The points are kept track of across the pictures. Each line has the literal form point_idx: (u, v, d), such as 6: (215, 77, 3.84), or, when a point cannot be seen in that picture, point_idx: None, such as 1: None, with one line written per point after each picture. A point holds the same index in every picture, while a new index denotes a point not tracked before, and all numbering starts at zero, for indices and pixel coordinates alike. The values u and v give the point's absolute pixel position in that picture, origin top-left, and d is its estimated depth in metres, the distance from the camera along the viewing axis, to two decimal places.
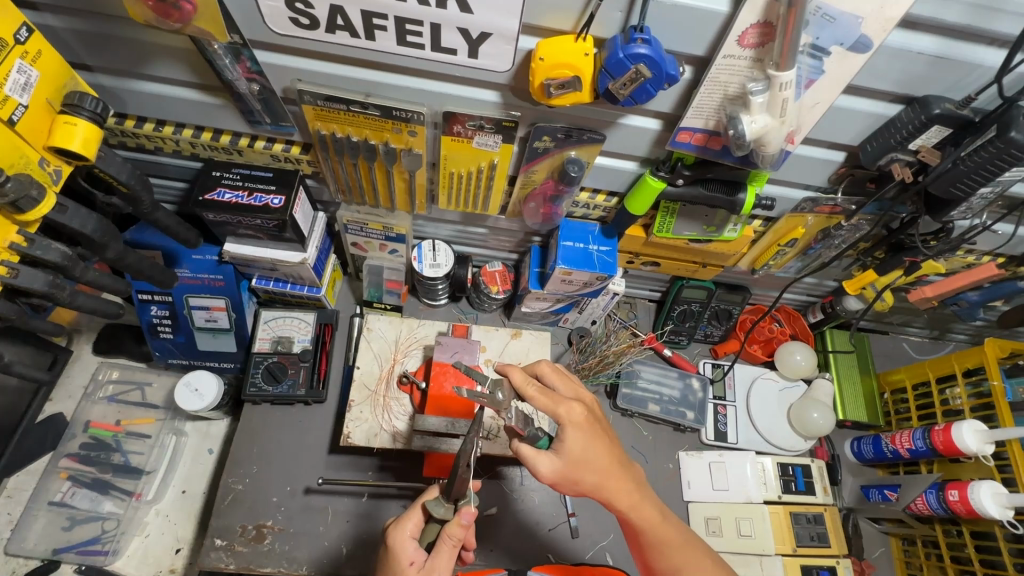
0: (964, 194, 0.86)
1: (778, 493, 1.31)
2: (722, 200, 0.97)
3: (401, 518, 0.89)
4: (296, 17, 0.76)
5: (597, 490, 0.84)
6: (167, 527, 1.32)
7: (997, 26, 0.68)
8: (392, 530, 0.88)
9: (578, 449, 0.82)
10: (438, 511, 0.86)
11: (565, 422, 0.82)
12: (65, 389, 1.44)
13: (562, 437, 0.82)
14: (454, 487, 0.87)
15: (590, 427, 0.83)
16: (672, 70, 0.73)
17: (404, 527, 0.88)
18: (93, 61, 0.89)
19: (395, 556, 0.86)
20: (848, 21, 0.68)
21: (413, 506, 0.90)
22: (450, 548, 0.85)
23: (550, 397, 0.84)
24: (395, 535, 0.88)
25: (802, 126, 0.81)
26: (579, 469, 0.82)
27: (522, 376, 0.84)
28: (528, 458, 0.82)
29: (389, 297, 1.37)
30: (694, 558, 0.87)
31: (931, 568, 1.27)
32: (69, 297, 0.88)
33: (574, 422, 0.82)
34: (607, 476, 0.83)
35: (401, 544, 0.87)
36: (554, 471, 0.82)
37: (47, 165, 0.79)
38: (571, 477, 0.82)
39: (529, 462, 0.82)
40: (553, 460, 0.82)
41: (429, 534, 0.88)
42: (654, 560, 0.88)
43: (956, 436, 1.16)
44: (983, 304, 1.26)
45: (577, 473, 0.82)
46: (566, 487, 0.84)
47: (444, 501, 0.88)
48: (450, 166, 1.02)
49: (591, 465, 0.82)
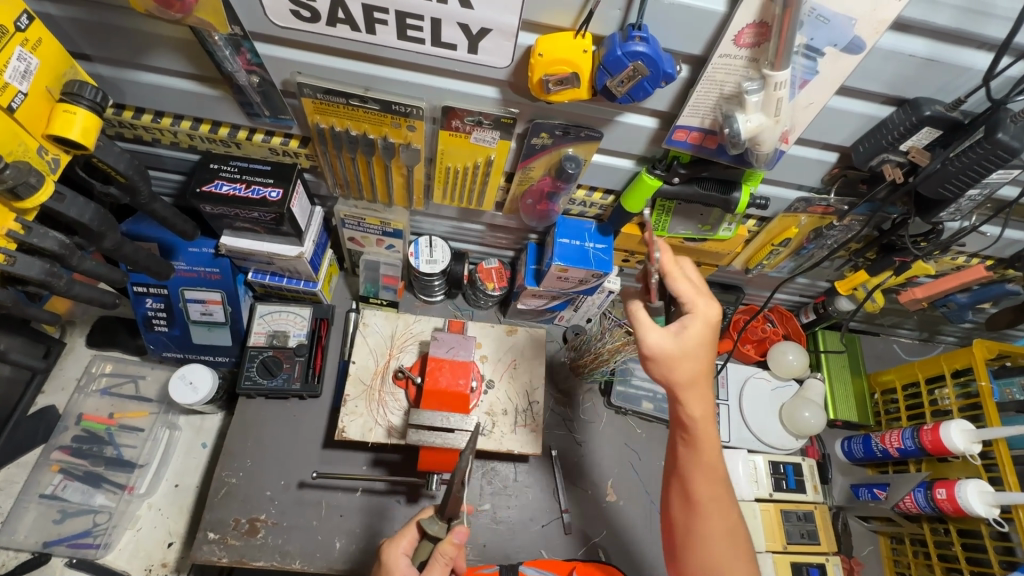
0: (953, 195, 0.87)
1: (769, 491, 1.32)
2: (717, 199, 0.98)
3: (395, 536, 0.91)
4: (298, 10, 0.76)
5: (676, 387, 0.88)
6: (159, 520, 1.32)
7: (985, 30, 0.70)
8: (387, 547, 0.90)
9: (676, 347, 0.86)
10: (432, 529, 0.87)
11: (701, 313, 0.87)
12: (58, 382, 1.43)
13: (687, 323, 0.87)
14: (449, 505, 0.87)
15: (713, 330, 0.88)
16: (669, 68, 0.74)
17: (398, 544, 0.89)
18: (93, 51, 0.89)
19: (388, 572, 0.88)
20: (842, 23, 0.69)
21: (408, 525, 0.91)
22: (440, 567, 0.86)
23: (695, 290, 0.89)
24: (389, 551, 0.90)
25: (796, 125, 0.82)
26: (680, 359, 0.87)
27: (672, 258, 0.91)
28: (643, 325, 0.88)
29: (386, 292, 1.36)
30: (718, 514, 0.89)
31: (919, 566, 1.29)
32: (65, 287, 0.88)
33: (706, 318, 0.87)
34: (698, 378, 0.88)
35: (394, 560, 0.88)
36: (661, 345, 0.87)
37: (45, 154, 0.79)
38: (670, 360, 0.87)
39: (642, 328, 0.87)
40: (666, 338, 0.87)
41: (421, 552, 0.88)
42: (691, 489, 0.90)
43: (944, 435, 1.17)
44: (971, 305, 1.27)
45: (677, 361, 0.87)
46: (659, 367, 0.88)
47: (437, 519, 0.89)
48: (448, 162, 1.03)
49: (696, 361, 0.87)
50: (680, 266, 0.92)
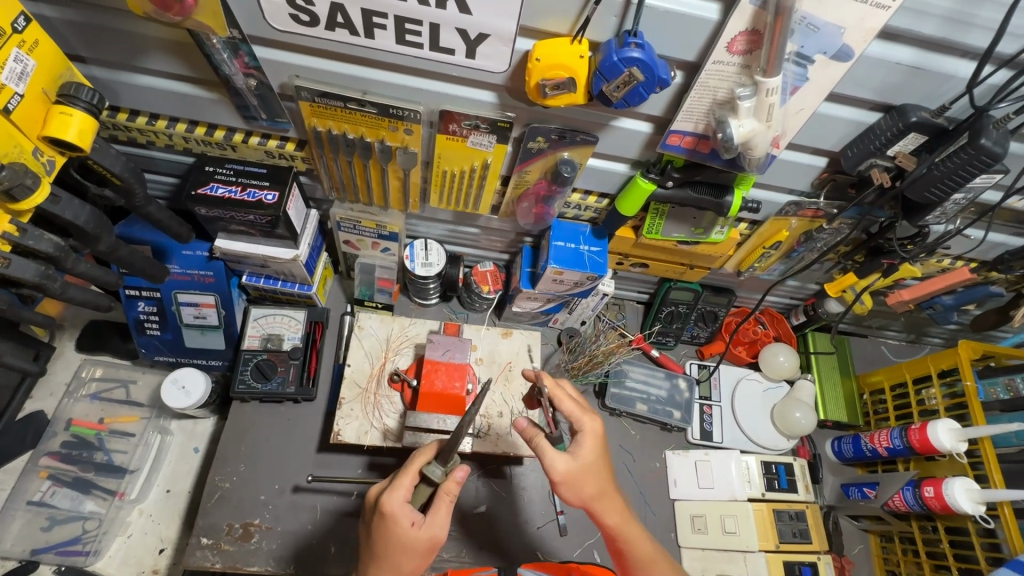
0: (938, 199, 0.90)
1: (761, 491, 1.34)
2: (709, 202, 1.00)
3: (392, 483, 0.87)
4: (297, 14, 0.77)
5: (591, 501, 0.90)
6: (151, 527, 1.31)
7: (968, 39, 0.72)
8: (385, 498, 0.86)
9: (563, 468, 0.88)
10: (436, 475, 0.85)
11: (586, 431, 0.90)
12: (47, 387, 1.42)
13: (579, 444, 0.90)
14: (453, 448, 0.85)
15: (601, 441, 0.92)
16: (664, 74, 0.76)
17: (398, 493, 0.85)
18: (89, 53, 0.89)
19: (393, 521, 0.85)
20: (831, 31, 0.71)
21: (407, 472, 0.87)
22: (446, 503, 0.87)
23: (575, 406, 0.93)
24: (390, 501, 0.85)
25: (787, 131, 0.84)
26: (586, 476, 0.89)
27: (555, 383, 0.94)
28: (545, 451, 0.88)
29: (381, 295, 1.37)
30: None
31: (908, 564, 1.30)
32: (59, 289, 0.88)
33: (592, 432, 0.91)
34: (604, 491, 0.90)
35: (398, 509, 0.85)
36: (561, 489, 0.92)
37: (40, 155, 0.78)
38: (577, 481, 0.88)
39: (546, 456, 0.88)
40: (569, 461, 0.88)
41: (421, 496, 0.87)
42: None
43: (931, 434, 1.20)
44: (957, 307, 1.30)
45: (583, 478, 0.88)
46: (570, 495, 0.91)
47: (438, 463, 0.86)
48: (444, 165, 1.04)
49: (597, 474, 0.89)
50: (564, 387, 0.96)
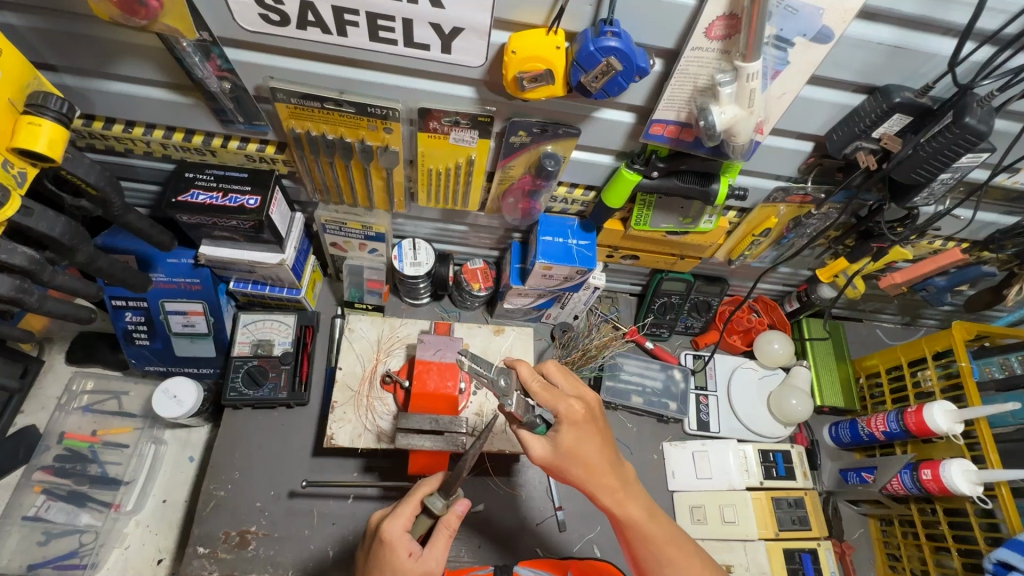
0: (925, 179, 0.89)
1: (759, 479, 1.34)
2: (696, 190, 0.99)
3: (393, 511, 0.87)
4: (267, 13, 0.75)
5: (582, 483, 0.87)
6: (148, 537, 1.30)
7: (949, 16, 0.71)
8: (386, 524, 0.85)
9: (540, 453, 0.87)
10: (436, 507, 0.86)
11: (564, 417, 0.86)
12: (38, 401, 1.40)
13: (558, 430, 0.86)
14: (455, 480, 0.86)
15: (583, 424, 0.87)
16: (642, 63, 0.74)
17: (398, 521, 0.85)
18: (58, 61, 0.87)
19: (391, 549, 0.84)
20: (810, 13, 0.70)
21: (408, 500, 0.87)
22: (446, 537, 0.86)
23: (551, 392, 0.87)
24: (390, 528, 0.85)
25: (770, 116, 0.83)
26: (568, 460, 0.86)
27: (529, 370, 0.87)
28: (526, 438, 0.88)
29: (371, 297, 1.36)
30: (682, 558, 0.88)
31: (909, 546, 1.30)
32: (37, 302, 0.87)
33: (572, 417, 0.86)
34: (594, 471, 0.87)
35: (396, 537, 0.84)
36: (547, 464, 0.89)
37: (10, 167, 0.76)
38: (558, 466, 0.86)
39: (525, 444, 0.88)
40: (547, 446, 0.87)
41: (421, 527, 0.87)
42: (642, 556, 0.89)
43: (927, 416, 1.20)
44: (950, 288, 1.29)
45: (567, 463, 0.86)
46: (556, 473, 0.89)
47: (440, 495, 0.88)
48: (427, 163, 1.02)
49: (581, 458, 0.86)
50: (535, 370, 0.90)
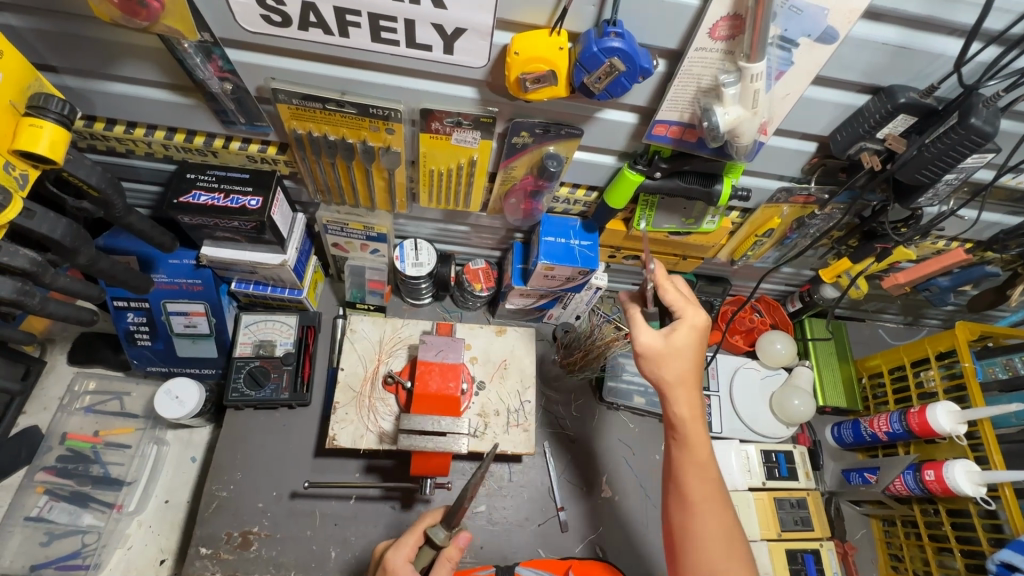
0: (930, 180, 0.88)
1: (762, 480, 1.33)
2: (699, 191, 0.99)
3: (397, 542, 0.88)
4: (269, 14, 0.75)
5: (669, 383, 0.92)
6: (150, 538, 1.30)
7: (954, 16, 0.70)
8: (388, 554, 0.86)
9: (644, 339, 0.93)
10: (438, 538, 0.85)
11: (685, 318, 0.93)
12: (40, 401, 1.40)
13: (680, 323, 0.93)
14: (459, 512, 0.85)
15: (700, 335, 0.93)
16: (646, 64, 0.74)
17: (401, 551, 0.86)
18: (59, 62, 0.87)
19: None
20: (814, 13, 0.69)
21: (412, 531, 0.88)
22: (447, 571, 0.86)
23: (686, 299, 0.95)
24: (393, 559, 0.85)
25: (773, 116, 0.83)
26: (671, 354, 0.92)
27: (663, 272, 0.96)
28: (636, 325, 0.94)
29: (372, 297, 1.37)
30: (727, 507, 0.88)
31: (911, 547, 1.30)
32: (39, 305, 0.86)
33: (693, 323, 0.93)
34: (687, 377, 0.92)
35: (398, 567, 0.84)
36: (649, 346, 0.92)
37: (12, 169, 0.76)
38: (659, 356, 0.92)
39: (636, 329, 0.94)
40: (655, 338, 0.92)
41: (423, 559, 0.86)
42: (691, 485, 0.89)
43: (931, 417, 1.19)
44: (953, 289, 1.29)
45: (667, 359, 0.92)
46: (646, 364, 0.93)
47: (443, 526, 0.87)
48: (429, 164, 1.02)
49: (683, 361, 0.92)
50: (670, 279, 0.98)
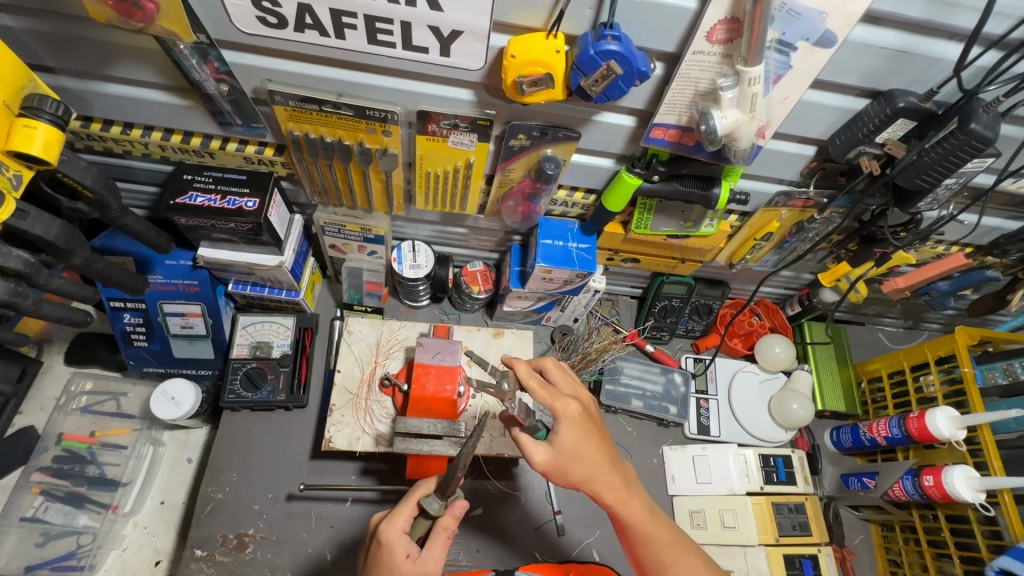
0: (930, 185, 0.88)
1: (760, 484, 1.32)
2: (697, 194, 0.98)
3: (390, 513, 0.86)
4: (264, 16, 0.75)
5: (584, 483, 0.86)
6: (145, 539, 1.29)
7: (955, 20, 0.70)
8: (383, 526, 0.85)
9: (541, 457, 0.84)
10: (433, 508, 0.84)
11: (561, 416, 0.85)
12: (36, 402, 1.40)
13: (557, 431, 0.84)
14: (453, 482, 0.84)
15: (584, 423, 0.86)
16: (643, 67, 0.74)
17: (396, 523, 0.85)
18: (56, 63, 0.87)
19: (388, 551, 0.83)
20: (813, 17, 0.69)
21: (405, 502, 0.87)
22: (443, 539, 0.85)
23: (549, 392, 0.86)
24: (388, 531, 0.85)
25: (772, 120, 0.82)
26: (569, 461, 0.85)
27: (525, 369, 0.85)
28: (526, 445, 0.85)
29: (370, 299, 1.36)
30: (684, 558, 0.86)
31: (910, 552, 1.29)
32: (33, 306, 0.86)
33: (570, 417, 0.85)
34: (597, 468, 0.85)
35: (394, 540, 0.84)
36: (546, 461, 0.85)
37: (5, 170, 0.76)
38: (562, 468, 0.84)
39: (524, 451, 0.85)
40: (547, 451, 0.84)
41: (419, 529, 0.86)
42: (642, 554, 0.88)
43: (930, 422, 1.19)
44: (953, 293, 1.28)
45: (569, 464, 0.85)
46: (557, 477, 0.86)
47: (438, 496, 0.85)
48: (426, 166, 1.02)
49: (582, 457, 0.85)
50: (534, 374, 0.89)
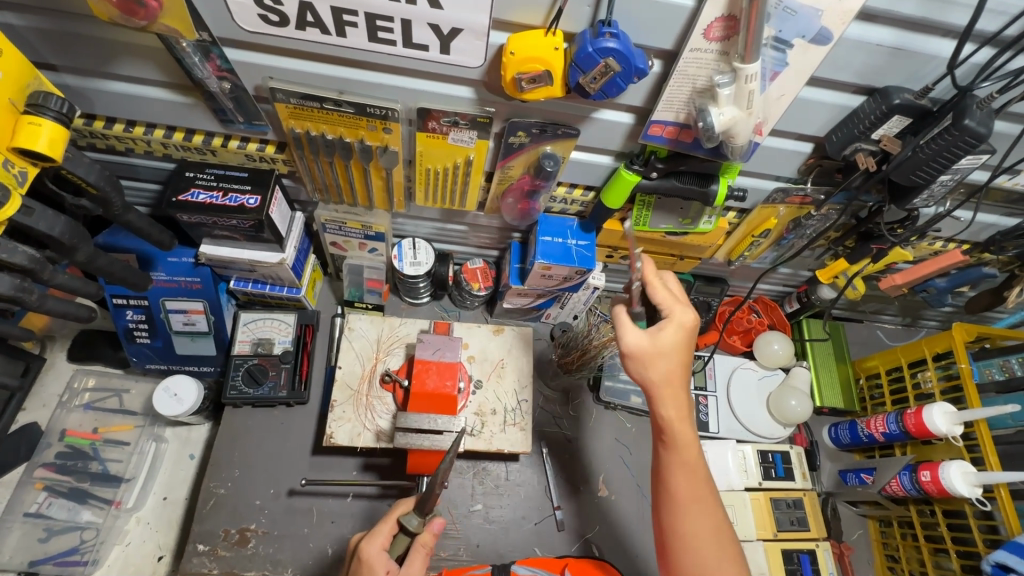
0: (925, 181, 0.89)
1: (758, 480, 1.33)
2: (695, 191, 0.99)
3: (370, 532, 0.88)
4: (266, 14, 0.76)
5: (654, 384, 0.88)
6: (149, 534, 1.30)
7: (948, 18, 0.71)
8: (363, 544, 0.86)
9: (633, 342, 0.88)
10: (413, 524, 0.85)
11: (673, 316, 0.87)
12: (40, 398, 1.41)
13: (661, 324, 0.87)
14: (431, 498, 0.86)
15: (689, 336, 0.88)
16: (640, 64, 0.74)
17: (375, 540, 0.86)
18: (59, 61, 0.88)
19: (369, 568, 0.84)
20: (808, 14, 0.70)
21: (384, 521, 0.88)
22: (423, 556, 0.86)
23: (675, 296, 0.89)
24: (368, 548, 0.85)
25: (768, 118, 0.83)
26: (659, 357, 0.87)
27: (655, 270, 0.90)
28: (622, 326, 0.89)
29: (370, 296, 1.36)
30: (712, 508, 0.85)
31: (908, 548, 1.30)
32: (37, 301, 0.87)
33: (683, 323, 0.87)
34: (672, 380, 0.87)
35: (373, 556, 0.84)
36: (637, 344, 0.87)
37: (11, 167, 0.77)
38: (648, 357, 0.87)
39: (621, 323, 0.89)
40: (643, 336, 0.87)
41: (399, 547, 0.86)
42: (676, 485, 0.86)
43: (927, 417, 1.20)
44: (950, 290, 1.29)
45: (654, 359, 0.87)
46: (634, 366, 0.89)
47: (417, 513, 0.87)
48: (427, 163, 1.02)
49: (671, 360, 0.87)
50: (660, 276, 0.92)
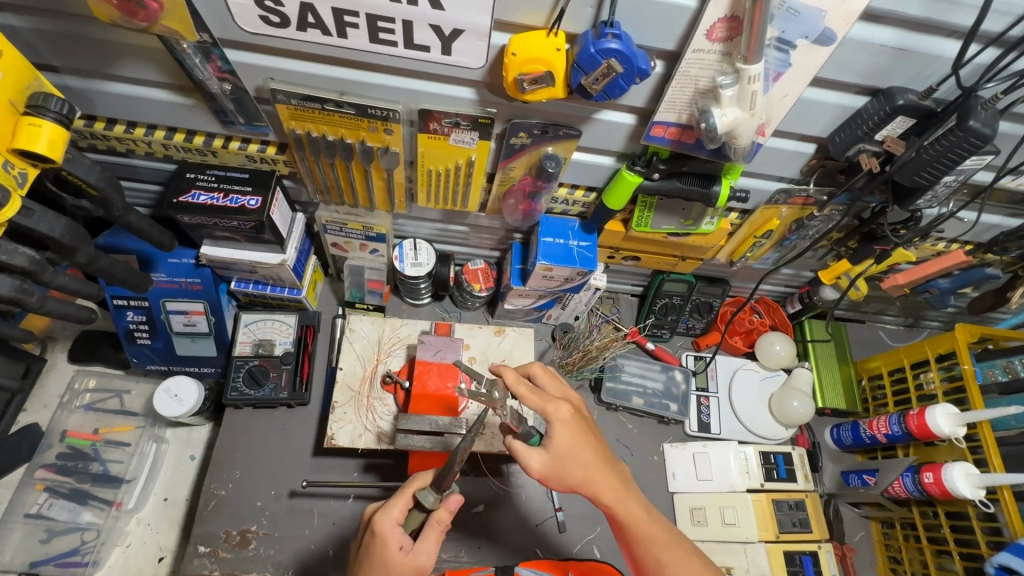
0: (929, 182, 0.88)
1: (760, 481, 1.32)
2: (697, 193, 0.99)
3: (386, 503, 0.85)
4: (266, 15, 0.75)
5: (581, 486, 0.86)
6: (149, 535, 1.30)
7: (954, 18, 0.70)
8: (377, 516, 0.84)
9: (538, 463, 0.85)
10: (428, 501, 0.84)
11: (553, 419, 0.85)
12: (41, 399, 1.41)
13: (551, 435, 0.85)
14: (448, 476, 0.84)
15: (577, 424, 0.86)
16: (643, 65, 0.74)
17: (391, 512, 0.84)
18: (60, 62, 0.88)
19: (382, 542, 0.83)
20: (812, 15, 0.69)
21: (401, 492, 0.86)
22: (437, 532, 0.85)
23: (539, 395, 0.87)
24: (382, 521, 0.84)
25: (771, 118, 0.83)
26: (566, 465, 0.85)
27: (514, 375, 0.87)
28: (520, 454, 0.85)
29: (372, 297, 1.36)
30: (682, 559, 0.85)
31: (910, 549, 1.30)
32: (38, 303, 0.87)
33: (562, 420, 0.86)
34: (593, 470, 0.86)
35: (388, 531, 0.83)
36: (543, 467, 0.85)
37: (11, 168, 0.76)
38: (559, 471, 0.85)
39: (519, 457, 0.85)
40: (542, 456, 0.85)
41: (413, 522, 0.85)
42: (641, 555, 0.87)
43: (930, 419, 1.19)
44: (953, 290, 1.28)
45: (565, 468, 0.85)
46: (554, 483, 0.87)
47: (433, 490, 0.85)
48: (428, 164, 1.02)
49: (578, 459, 0.85)
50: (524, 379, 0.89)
